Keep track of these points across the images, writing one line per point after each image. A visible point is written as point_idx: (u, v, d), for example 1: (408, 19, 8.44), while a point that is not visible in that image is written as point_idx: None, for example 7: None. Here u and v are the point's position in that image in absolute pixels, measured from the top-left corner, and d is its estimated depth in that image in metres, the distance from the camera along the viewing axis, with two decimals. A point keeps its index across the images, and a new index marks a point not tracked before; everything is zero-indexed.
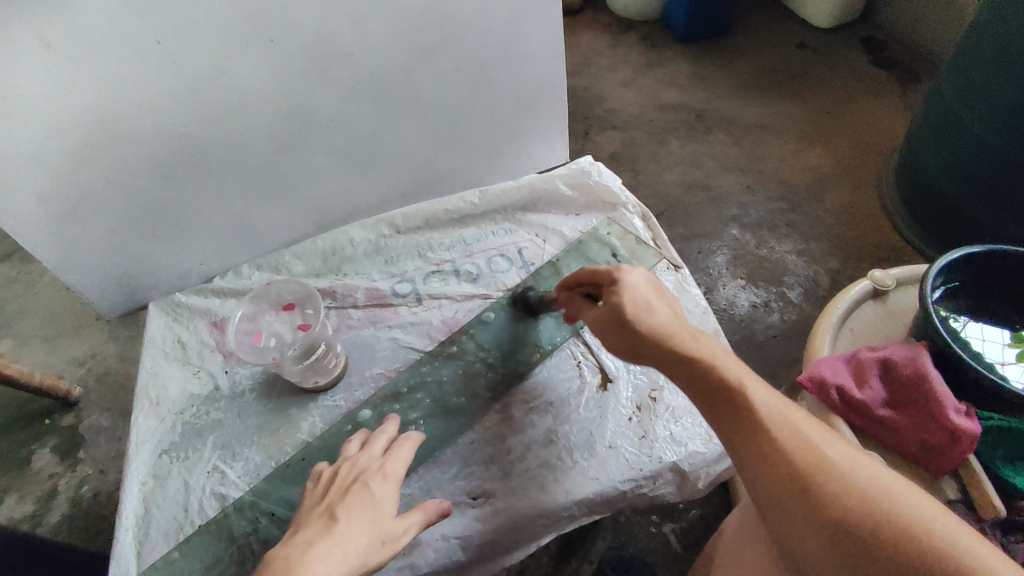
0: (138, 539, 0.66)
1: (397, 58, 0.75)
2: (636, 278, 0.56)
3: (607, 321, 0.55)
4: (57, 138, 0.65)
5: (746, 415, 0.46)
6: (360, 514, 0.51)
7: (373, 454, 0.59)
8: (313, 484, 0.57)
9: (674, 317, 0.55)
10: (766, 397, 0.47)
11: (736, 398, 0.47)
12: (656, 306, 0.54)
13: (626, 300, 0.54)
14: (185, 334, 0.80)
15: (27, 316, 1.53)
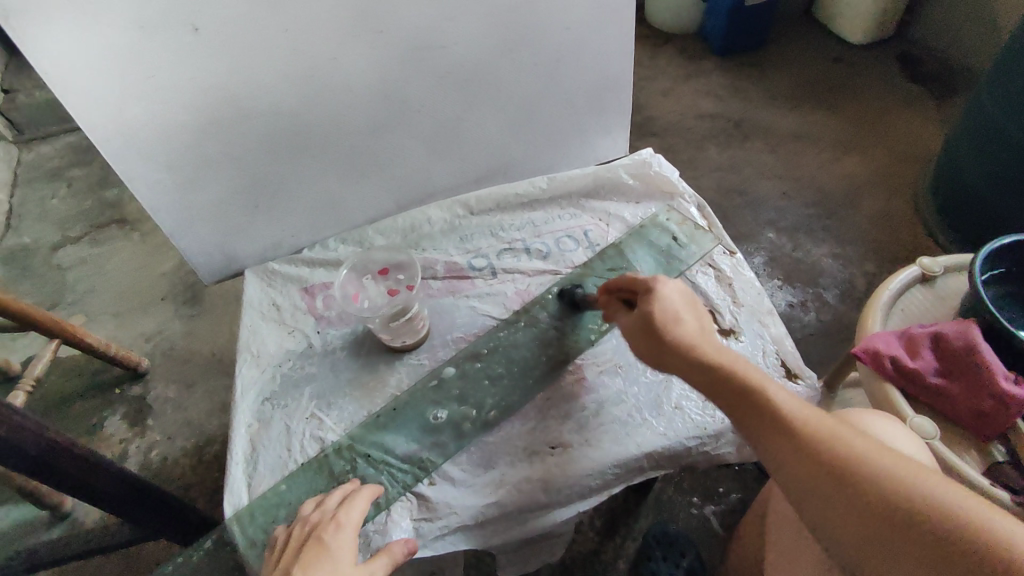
0: (247, 473, 0.73)
1: (485, 52, 0.83)
2: (670, 289, 0.64)
3: (641, 331, 0.64)
4: (190, 114, 0.73)
5: (772, 418, 0.54)
6: (316, 568, 0.54)
7: (326, 510, 0.62)
8: (271, 556, 0.59)
9: (700, 327, 0.63)
10: (788, 400, 0.54)
11: (761, 399, 0.55)
12: (683, 319, 0.62)
13: (657, 311, 0.63)
14: (279, 297, 0.88)
15: (98, 295, 1.63)
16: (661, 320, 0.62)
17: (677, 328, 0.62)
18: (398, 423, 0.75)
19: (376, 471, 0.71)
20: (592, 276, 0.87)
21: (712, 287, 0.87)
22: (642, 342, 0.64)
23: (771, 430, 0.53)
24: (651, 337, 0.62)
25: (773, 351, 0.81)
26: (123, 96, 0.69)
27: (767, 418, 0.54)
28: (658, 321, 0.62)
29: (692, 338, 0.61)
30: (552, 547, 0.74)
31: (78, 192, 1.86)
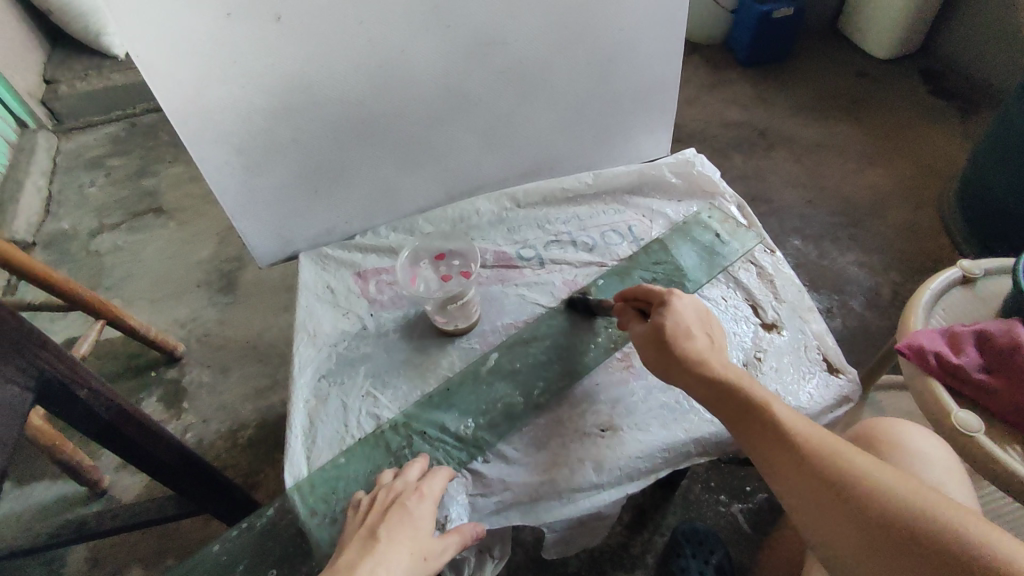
0: (306, 446, 0.75)
1: (543, 49, 0.86)
2: (687, 302, 0.69)
3: (652, 342, 0.67)
4: (265, 99, 0.76)
5: (772, 432, 0.57)
6: (399, 535, 0.59)
7: (408, 479, 0.66)
8: (354, 511, 0.65)
9: (710, 342, 0.67)
10: (794, 418, 0.58)
11: (767, 415, 0.58)
12: (696, 334, 0.66)
13: (671, 323, 0.67)
14: (333, 281, 0.90)
15: (134, 280, 1.66)
16: (673, 333, 0.66)
17: (688, 341, 0.66)
18: (452, 403, 0.77)
19: (432, 448, 0.74)
20: (637, 269, 0.90)
21: (754, 283, 0.90)
22: (650, 353, 0.67)
23: (777, 446, 0.56)
24: (663, 349, 0.66)
25: (815, 346, 0.83)
26: (204, 80, 0.72)
27: (777, 434, 0.57)
28: (671, 330, 0.66)
29: (702, 352, 0.64)
30: (597, 529, 0.76)
31: (116, 181, 1.91)
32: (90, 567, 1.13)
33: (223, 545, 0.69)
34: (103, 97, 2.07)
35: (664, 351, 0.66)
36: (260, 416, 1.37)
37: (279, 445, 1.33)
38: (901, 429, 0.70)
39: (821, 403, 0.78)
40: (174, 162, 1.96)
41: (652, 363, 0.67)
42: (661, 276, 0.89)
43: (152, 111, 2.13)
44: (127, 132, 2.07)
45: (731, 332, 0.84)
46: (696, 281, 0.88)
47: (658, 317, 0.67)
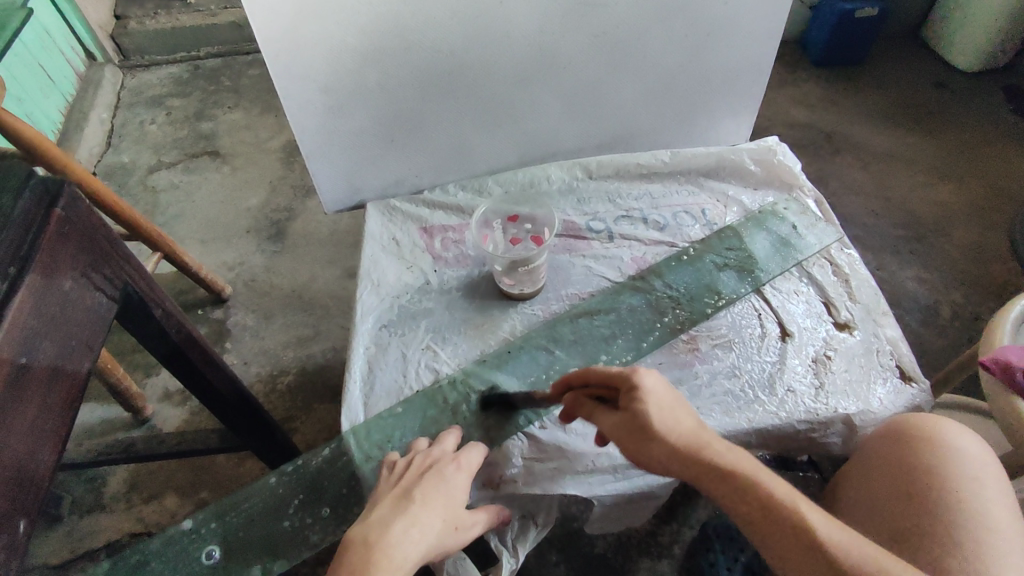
0: (364, 392, 0.75)
1: (641, 17, 0.83)
2: (653, 378, 0.59)
3: (632, 437, 0.57)
4: (358, 40, 0.76)
5: (801, 543, 0.49)
6: (434, 499, 0.57)
7: (445, 450, 0.64)
8: (388, 471, 0.63)
9: (696, 423, 0.57)
10: (828, 526, 0.50)
11: (793, 523, 0.50)
12: (680, 419, 0.57)
13: (650, 412, 0.57)
14: (399, 233, 0.90)
15: (186, 220, 1.69)
16: (654, 423, 0.56)
17: (676, 430, 0.56)
18: (512, 365, 0.76)
19: (488, 408, 0.73)
20: (709, 253, 0.87)
21: (829, 280, 0.86)
22: (633, 450, 0.57)
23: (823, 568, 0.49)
24: (649, 445, 0.56)
25: (889, 351, 0.79)
26: (301, 13, 0.71)
27: (808, 552, 0.49)
28: (654, 421, 0.56)
29: (694, 442, 0.55)
30: (642, 510, 0.74)
31: (175, 121, 1.93)
32: (129, 489, 1.16)
33: (279, 479, 0.70)
34: (170, 37, 2.09)
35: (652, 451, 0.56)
36: (300, 364, 1.39)
37: (316, 395, 1.34)
38: (932, 437, 0.65)
39: (894, 409, 0.74)
40: (233, 108, 1.97)
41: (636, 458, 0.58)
42: (733, 261, 0.86)
43: (216, 56, 2.15)
44: (190, 74, 2.09)
45: (803, 327, 0.81)
46: (769, 272, 0.85)
47: (633, 408, 0.57)
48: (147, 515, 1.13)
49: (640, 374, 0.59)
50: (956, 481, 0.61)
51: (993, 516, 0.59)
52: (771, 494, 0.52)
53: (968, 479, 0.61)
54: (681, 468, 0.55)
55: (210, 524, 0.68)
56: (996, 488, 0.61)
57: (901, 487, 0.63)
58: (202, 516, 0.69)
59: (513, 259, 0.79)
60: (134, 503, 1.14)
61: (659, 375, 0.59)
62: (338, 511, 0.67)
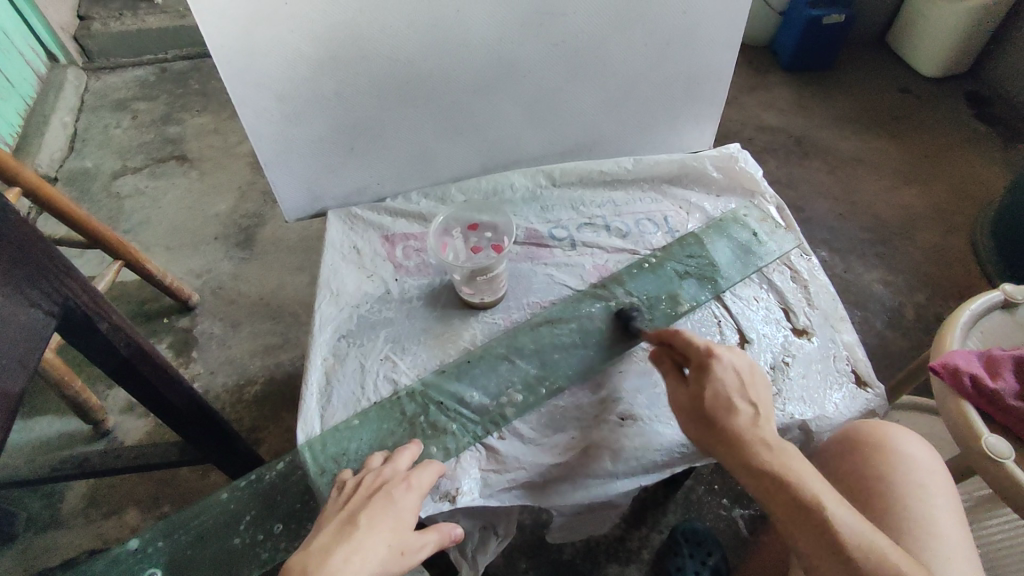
0: (321, 404, 0.74)
1: (600, 26, 0.83)
2: (727, 365, 0.63)
3: (692, 413, 0.62)
4: (314, 47, 0.75)
5: (824, 538, 0.54)
6: (379, 522, 0.56)
7: (398, 469, 0.63)
8: (339, 491, 0.62)
9: (755, 409, 0.61)
10: (853, 524, 0.54)
11: (820, 520, 0.54)
12: (738, 405, 0.61)
13: (711, 393, 0.61)
14: (360, 242, 0.89)
15: (152, 226, 1.65)
16: (713, 405, 0.61)
17: (731, 413, 0.60)
18: (472, 375, 0.76)
19: (447, 419, 0.72)
20: (671, 261, 0.88)
21: (788, 287, 0.87)
22: (687, 422, 0.63)
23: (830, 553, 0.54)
24: (702, 423, 0.61)
25: (845, 357, 0.80)
26: (253, 21, 0.70)
27: (828, 546, 0.54)
28: (712, 402, 0.61)
29: (746, 430, 0.59)
30: (602, 519, 0.74)
31: (141, 125, 1.90)
32: (87, 505, 1.13)
33: (231, 494, 0.69)
34: (136, 39, 2.05)
35: (705, 429, 0.61)
36: (267, 373, 1.37)
37: (285, 404, 1.32)
38: (887, 442, 0.66)
39: (849, 415, 0.75)
40: (201, 112, 1.94)
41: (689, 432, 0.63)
42: (694, 269, 0.87)
43: (184, 58, 2.11)
44: (157, 77, 2.05)
45: (762, 334, 0.82)
46: (729, 279, 0.86)
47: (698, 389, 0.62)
48: (106, 531, 1.10)
49: (720, 358, 0.63)
50: (904, 491, 0.62)
51: (938, 524, 0.60)
52: (804, 492, 0.56)
53: (916, 488, 0.62)
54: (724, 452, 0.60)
55: (157, 543, 0.67)
56: (943, 497, 0.62)
57: (852, 492, 0.65)
58: (149, 534, 0.67)
59: (475, 266, 0.78)
60: (93, 519, 1.11)
61: (742, 362, 0.63)
62: (291, 526, 0.66)
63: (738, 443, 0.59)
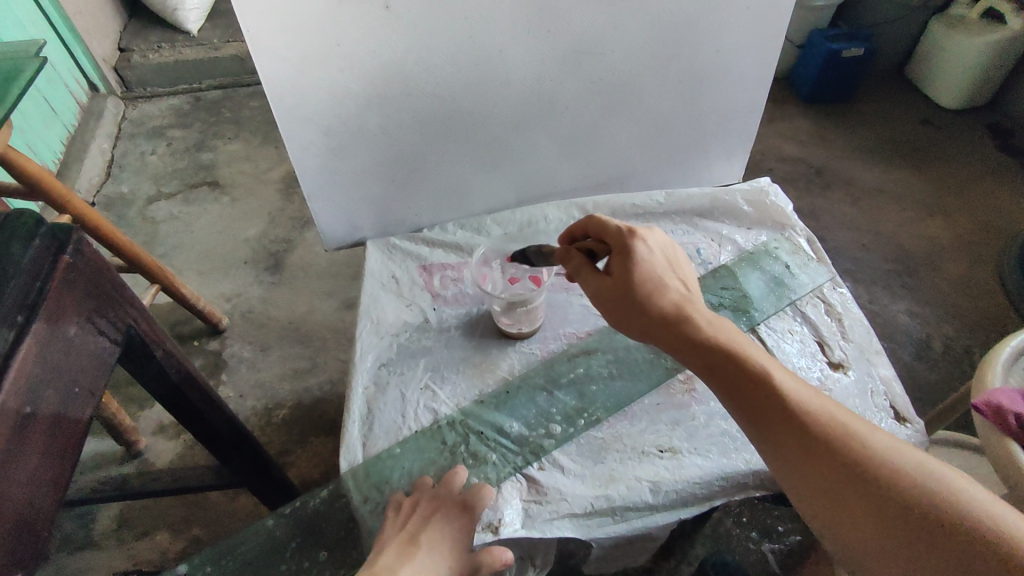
0: (363, 432, 0.75)
1: (637, 64, 0.86)
2: (651, 246, 0.67)
3: (621, 291, 0.65)
4: (362, 85, 0.78)
5: (761, 391, 0.56)
6: (438, 545, 0.60)
7: (449, 492, 0.65)
8: (395, 512, 0.64)
9: (681, 289, 0.65)
10: (781, 374, 0.56)
11: (753, 373, 0.56)
12: (664, 279, 0.64)
13: (638, 267, 0.65)
14: (399, 271, 0.91)
15: (184, 250, 1.69)
16: (642, 278, 0.64)
17: (656, 286, 0.64)
18: (511, 406, 0.77)
19: (488, 449, 0.73)
20: (705, 293, 0.89)
21: (822, 320, 0.87)
22: (617, 305, 0.65)
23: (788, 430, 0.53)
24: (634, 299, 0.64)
25: (882, 392, 0.80)
26: (307, 60, 0.74)
27: (765, 399, 0.55)
28: (641, 275, 0.64)
29: (672, 299, 0.63)
30: (640, 551, 0.74)
31: (176, 152, 1.96)
32: (118, 526, 1.14)
33: (277, 520, 0.70)
34: (172, 70, 2.13)
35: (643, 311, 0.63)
36: (296, 397, 1.38)
37: (313, 428, 1.34)
38: None
39: None
40: (233, 140, 2.00)
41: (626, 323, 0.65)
42: (728, 301, 0.88)
43: (217, 87, 2.20)
44: (192, 106, 2.13)
45: (798, 367, 0.82)
46: (763, 312, 0.87)
47: (625, 270, 0.65)
48: (137, 553, 1.11)
49: (649, 243, 0.67)
50: None
51: None
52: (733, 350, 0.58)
53: None
54: (656, 325, 0.62)
55: (204, 569, 0.67)
56: None
57: None
58: (197, 560, 0.68)
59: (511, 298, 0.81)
60: (124, 541, 1.12)
61: (669, 253, 0.68)
62: (337, 554, 0.67)
63: (669, 310, 0.62)
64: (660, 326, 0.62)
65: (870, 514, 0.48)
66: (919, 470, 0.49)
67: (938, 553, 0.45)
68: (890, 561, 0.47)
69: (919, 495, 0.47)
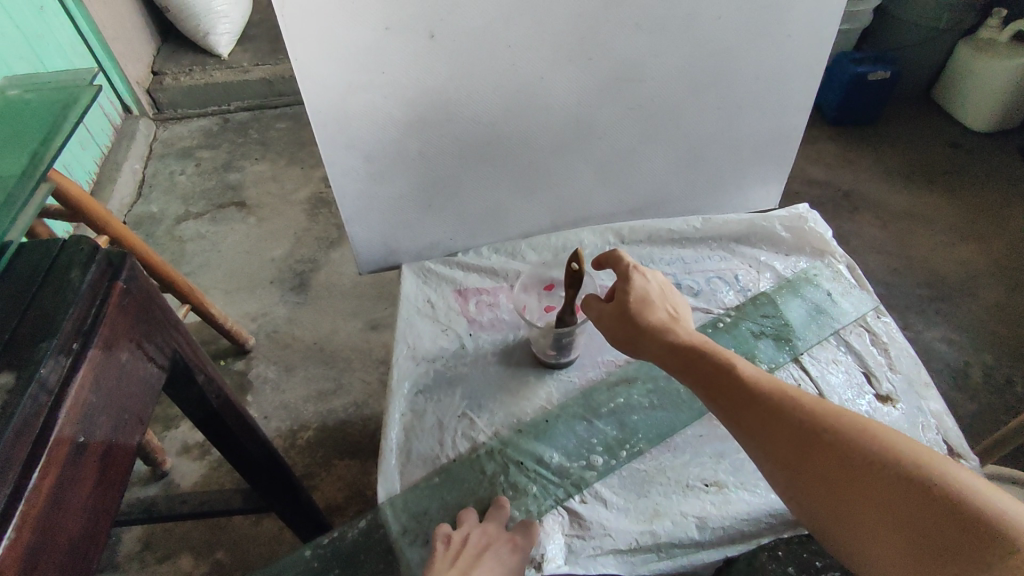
0: (401, 461, 0.73)
1: (675, 91, 0.86)
2: (643, 273, 0.73)
3: (617, 314, 0.71)
4: (404, 112, 0.79)
5: (741, 391, 0.60)
6: None
7: (498, 529, 0.65)
8: (443, 545, 0.63)
9: (671, 310, 0.71)
10: (760, 375, 0.61)
11: (733, 376, 0.61)
12: (655, 302, 0.71)
13: (630, 292, 0.71)
14: (434, 296, 0.90)
15: (212, 269, 1.71)
16: (634, 302, 0.70)
17: (648, 307, 0.70)
18: (551, 435, 0.75)
19: (528, 481, 0.71)
20: (745, 321, 0.88)
21: (867, 349, 0.85)
22: (615, 327, 0.71)
23: (766, 420, 0.57)
24: (628, 320, 0.70)
25: (934, 426, 0.77)
26: (352, 88, 0.74)
27: (745, 398, 0.59)
28: (633, 299, 0.71)
29: (662, 319, 0.69)
30: None
31: (204, 173, 1.99)
32: (142, 548, 1.13)
33: (314, 551, 0.69)
34: (202, 92, 2.18)
35: (634, 329, 0.69)
36: (321, 419, 1.37)
37: (338, 451, 1.32)
38: None
39: None
40: (260, 161, 2.04)
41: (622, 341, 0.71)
42: (769, 329, 0.87)
43: (245, 109, 2.25)
44: (220, 128, 2.17)
45: (845, 399, 0.80)
46: (806, 341, 0.85)
47: (619, 293, 0.71)
48: None
49: (636, 267, 0.74)
50: None
51: None
52: (716, 357, 0.63)
53: None
54: (649, 341, 0.68)
55: None
56: None
57: None
58: None
59: (557, 338, 0.80)
60: (148, 564, 1.11)
61: (654, 275, 0.75)
62: None
63: (658, 327, 0.68)
64: (649, 340, 0.68)
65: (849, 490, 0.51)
66: (887, 441, 0.52)
67: (910, 517, 0.48)
68: (871, 536, 0.50)
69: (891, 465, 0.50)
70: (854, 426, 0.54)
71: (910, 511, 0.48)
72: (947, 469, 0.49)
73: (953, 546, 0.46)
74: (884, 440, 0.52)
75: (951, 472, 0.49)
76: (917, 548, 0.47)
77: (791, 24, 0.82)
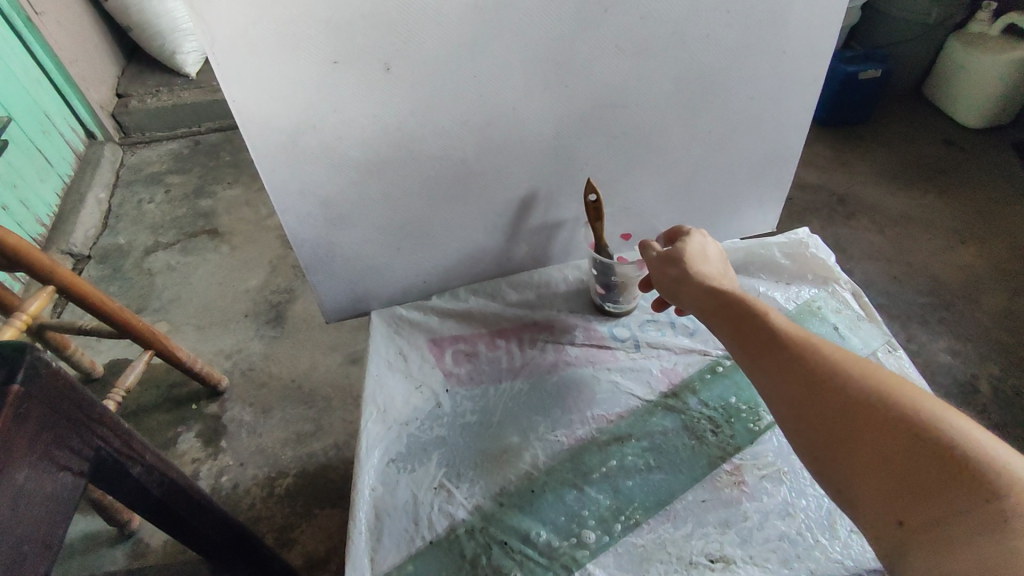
0: (370, 546, 0.65)
1: (662, 115, 0.79)
2: (701, 237, 0.71)
3: (663, 262, 0.69)
4: (362, 152, 0.71)
5: (765, 329, 0.56)
6: None
7: None
8: None
9: (721, 271, 0.68)
10: (792, 323, 0.56)
11: (763, 316, 0.57)
12: (708, 261, 0.68)
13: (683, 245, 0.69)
14: (406, 347, 0.83)
15: (182, 303, 1.62)
16: (682, 253, 0.68)
17: (697, 261, 0.68)
18: (537, 508, 0.68)
19: (513, 563, 0.64)
20: None
21: None
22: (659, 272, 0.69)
23: (770, 353, 0.54)
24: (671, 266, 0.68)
25: None
26: (299, 127, 0.66)
27: (765, 335, 0.55)
28: (682, 251, 0.68)
29: (707, 272, 0.66)
30: None
31: (174, 199, 1.91)
32: None
33: None
34: (170, 114, 2.09)
35: (671, 273, 0.67)
36: (300, 465, 1.29)
37: (317, 499, 1.24)
38: None
39: None
40: (233, 185, 1.95)
41: (660, 284, 0.69)
42: None
43: (217, 130, 2.16)
44: (190, 150, 2.09)
45: None
46: None
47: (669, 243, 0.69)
48: None
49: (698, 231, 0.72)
50: None
51: None
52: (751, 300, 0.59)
53: None
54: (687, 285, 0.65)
55: None
56: None
57: None
58: None
59: (600, 269, 0.83)
60: None
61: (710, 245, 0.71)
62: None
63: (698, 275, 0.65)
64: (683, 284, 0.65)
65: (840, 425, 0.48)
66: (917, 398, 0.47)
67: (912, 468, 0.44)
68: (864, 477, 0.46)
69: (898, 407, 0.47)
70: (884, 377, 0.49)
71: (910, 461, 0.44)
72: (961, 422, 0.45)
73: (949, 504, 0.42)
74: (903, 388, 0.48)
75: (967, 429, 0.44)
76: (898, 487, 0.44)
77: (785, 40, 0.75)
